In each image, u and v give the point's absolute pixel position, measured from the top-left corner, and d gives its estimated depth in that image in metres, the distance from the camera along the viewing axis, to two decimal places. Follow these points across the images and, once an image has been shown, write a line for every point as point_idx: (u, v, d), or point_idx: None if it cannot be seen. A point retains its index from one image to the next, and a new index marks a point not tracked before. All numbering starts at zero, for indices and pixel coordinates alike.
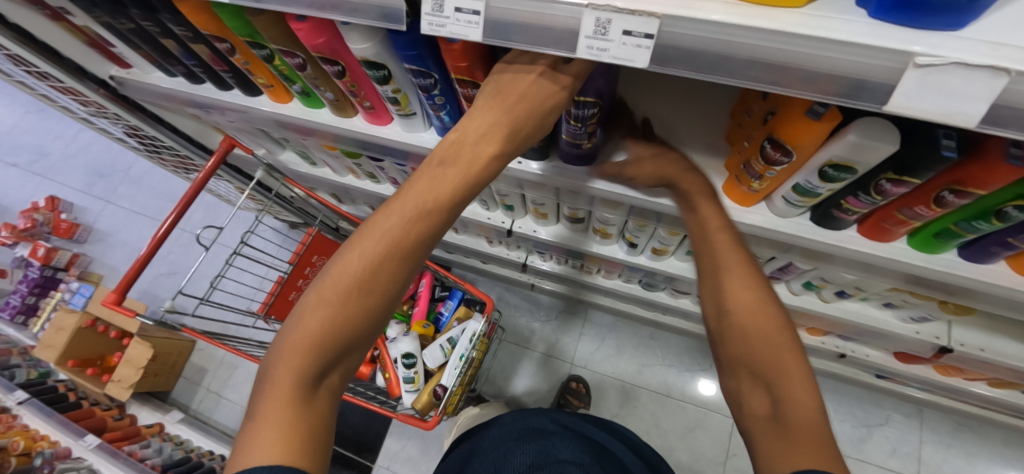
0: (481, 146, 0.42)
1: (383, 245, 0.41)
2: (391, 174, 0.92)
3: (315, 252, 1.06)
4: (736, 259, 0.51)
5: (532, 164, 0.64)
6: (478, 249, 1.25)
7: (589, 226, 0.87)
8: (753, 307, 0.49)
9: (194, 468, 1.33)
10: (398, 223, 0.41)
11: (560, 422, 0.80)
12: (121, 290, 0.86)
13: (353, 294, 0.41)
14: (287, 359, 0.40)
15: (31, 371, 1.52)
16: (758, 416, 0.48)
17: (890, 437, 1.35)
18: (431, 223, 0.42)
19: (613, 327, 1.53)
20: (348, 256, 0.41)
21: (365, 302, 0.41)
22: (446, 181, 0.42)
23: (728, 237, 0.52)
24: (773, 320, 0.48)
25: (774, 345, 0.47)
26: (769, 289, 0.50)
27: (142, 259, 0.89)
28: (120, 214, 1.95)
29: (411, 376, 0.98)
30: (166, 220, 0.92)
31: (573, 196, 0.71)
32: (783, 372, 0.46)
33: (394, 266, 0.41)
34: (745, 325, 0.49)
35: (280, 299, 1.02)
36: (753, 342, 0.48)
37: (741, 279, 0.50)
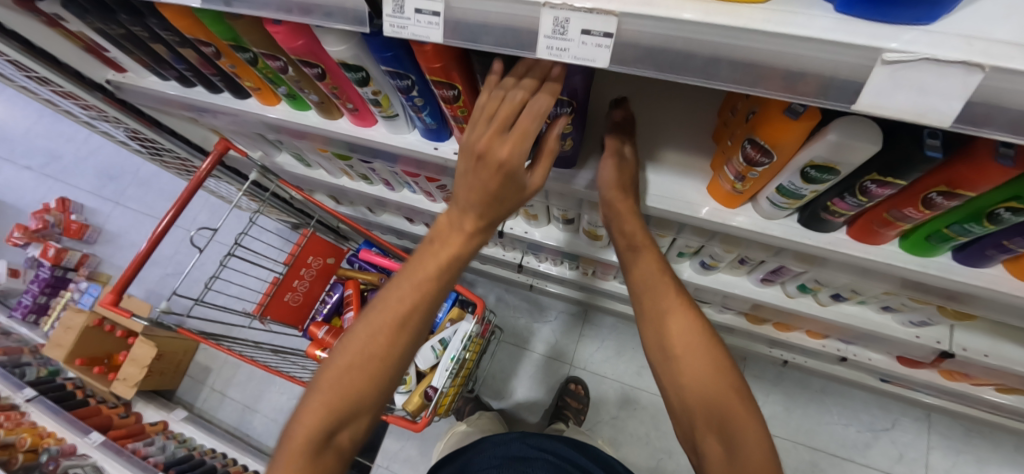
0: (469, 220, 0.46)
1: (393, 311, 0.46)
2: (383, 176, 0.91)
3: (311, 253, 1.06)
4: (672, 302, 0.54)
5: None
6: (474, 250, 1.24)
7: (580, 228, 0.86)
8: (692, 348, 0.51)
9: (196, 466, 1.32)
10: (406, 293, 0.46)
11: (540, 447, 0.79)
12: (117, 290, 0.87)
13: (370, 355, 0.45)
14: (305, 416, 0.43)
15: (41, 369, 1.57)
16: (715, 464, 0.47)
17: (897, 442, 1.32)
18: (434, 288, 0.47)
19: (613, 328, 1.51)
20: (372, 319, 0.46)
21: (378, 362, 0.45)
22: (445, 248, 0.47)
23: (663, 278, 0.56)
24: (715, 361, 0.50)
25: (712, 383, 0.49)
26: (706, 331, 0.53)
27: (138, 259, 0.90)
28: (128, 215, 1.99)
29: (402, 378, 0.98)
30: (162, 220, 0.94)
31: (561, 198, 0.71)
32: (732, 417, 0.47)
33: (404, 325, 0.46)
34: (684, 360, 0.51)
35: (276, 300, 1.03)
36: (698, 383, 0.50)
37: (680, 319, 0.53)
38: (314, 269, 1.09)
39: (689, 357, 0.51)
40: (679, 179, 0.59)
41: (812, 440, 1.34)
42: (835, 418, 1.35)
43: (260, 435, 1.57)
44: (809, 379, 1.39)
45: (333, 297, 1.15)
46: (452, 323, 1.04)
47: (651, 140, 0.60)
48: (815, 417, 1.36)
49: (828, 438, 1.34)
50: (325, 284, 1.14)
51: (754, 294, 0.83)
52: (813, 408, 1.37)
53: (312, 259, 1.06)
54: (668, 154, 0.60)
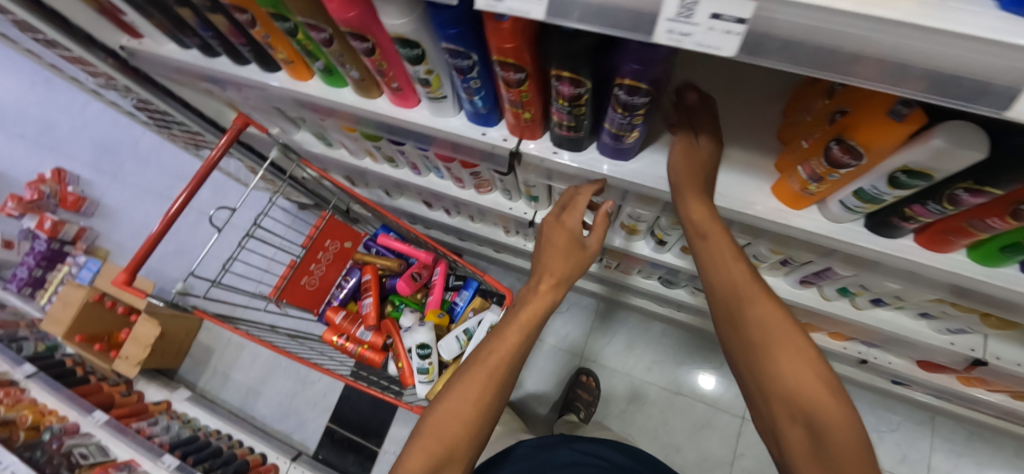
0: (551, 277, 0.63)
1: (506, 343, 0.58)
2: (411, 160, 0.87)
3: (329, 236, 1.03)
4: (749, 285, 0.52)
5: (564, 156, 0.59)
6: (494, 239, 1.21)
7: (617, 221, 0.83)
8: (772, 330, 0.50)
9: (202, 448, 1.29)
10: (509, 335, 0.59)
11: (588, 453, 0.79)
12: (130, 270, 0.83)
13: (484, 382, 0.55)
14: (429, 436, 0.53)
15: (38, 345, 1.53)
16: (799, 452, 0.46)
17: (899, 443, 1.34)
18: (530, 326, 0.60)
19: (626, 321, 1.51)
20: (483, 356, 0.58)
21: (491, 388, 0.56)
22: (538, 296, 0.61)
23: (742, 264, 0.53)
24: (796, 346, 0.49)
25: (789, 362, 0.48)
26: (781, 311, 0.51)
27: (152, 238, 0.87)
28: (127, 189, 1.93)
29: (424, 367, 0.94)
30: (178, 198, 0.90)
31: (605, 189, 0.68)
32: (816, 406, 0.45)
33: (508, 355, 0.57)
34: (763, 340, 0.50)
35: (293, 284, 1.00)
36: (773, 361, 0.49)
37: (762, 307, 0.51)
38: (331, 253, 1.06)
39: (771, 344, 0.49)
40: (740, 177, 0.56)
41: None
42: None
43: (264, 417, 1.55)
44: None
45: (350, 282, 1.12)
46: (474, 312, 1.02)
47: None
48: None
49: None
50: (341, 269, 1.11)
51: (789, 296, 0.83)
52: None
53: (330, 242, 1.03)
54: (728, 150, 0.57)
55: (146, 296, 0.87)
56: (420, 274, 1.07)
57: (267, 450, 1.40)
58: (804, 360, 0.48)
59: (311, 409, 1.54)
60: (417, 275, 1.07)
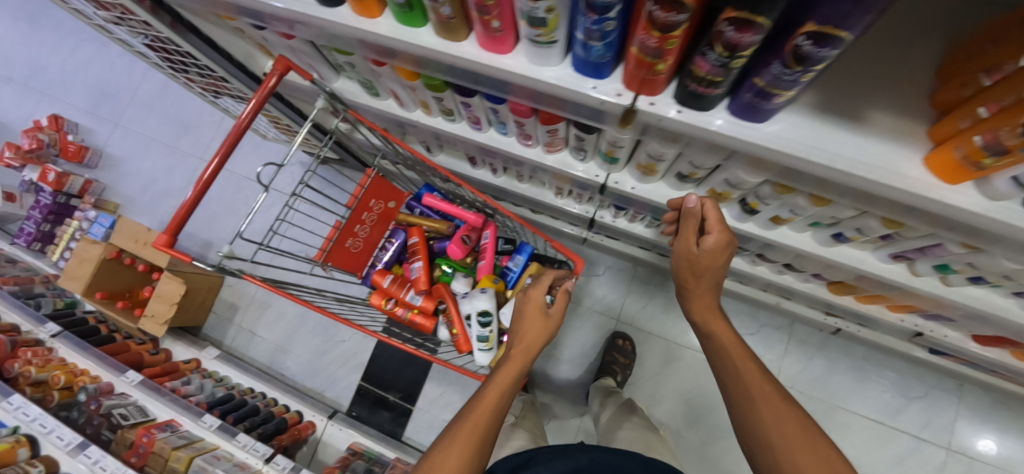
0: (519, 343, 0.72)
1: (491, 393, 0.62)
2: (475, 113, 0.78)
3: (374, 196, 0.96)
4: (727, 339, 0.59)
5: (671, 108, 0.51)
6: (541, 201, 1.13)
7: (704, 186, 0.74)
8: (762, 387, 0.53)
9: (238, 407, 1.29)
10: (499, 382, 0.64)
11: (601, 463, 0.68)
12: (172, 231, 0.77)
13: (479, 425, 0.58)
14: None
15: (57, 302, 1.49)
16: None
17: (925, 409, 1.36)
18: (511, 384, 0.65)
19: (664, 285, 1.46)
20: (478, 399, 0.62)
21: (483, 431, 0.58)
22: (514, 364, 0.68)
23: (722, 325, 0.60)
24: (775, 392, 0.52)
25: (780, 420, 0.50)
26: (768, 375, 0.54)
27: (191, 200, 0.79)
28: (131, 138, 1.82)
29: (484, 335, 0.92)
30: (212, 160, 0.81)
31: (712, 154, 0.60)
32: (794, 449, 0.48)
33: (497, 406, 0.61)
34: (727, 354, 0.57)
35: (338, 246, 0.94)
36: (763, 417, 0.51)
37: (744, 363, 0.56)
38: (375, 213, 0.99)
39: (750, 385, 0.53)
40: (886, 146, 0.50)
41: (847, 403, 1.38)
42: (870, 384, 1.38)
43: (295, 374, 1.55)
44: (852, 347, 1.40)
45: (394, 244, 1.07)
46: (531, 279, 0.98)
47: (855, 97, 0.51)
48: (853, 382, 1.39)
49: (862, 402, 1.38)
50: (384, 229, 1.05)
51: (877, 271, 0.78)
52: (852, 374, 1.39)
53: (374, 201, 0.96)
54: (875, 115, 0.50)
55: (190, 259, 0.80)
56: (470, 237, 1.03)
57: (302, 408, 1.40)
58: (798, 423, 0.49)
59: (342, 367, 1.54)
60: (467, 238, 1.03)
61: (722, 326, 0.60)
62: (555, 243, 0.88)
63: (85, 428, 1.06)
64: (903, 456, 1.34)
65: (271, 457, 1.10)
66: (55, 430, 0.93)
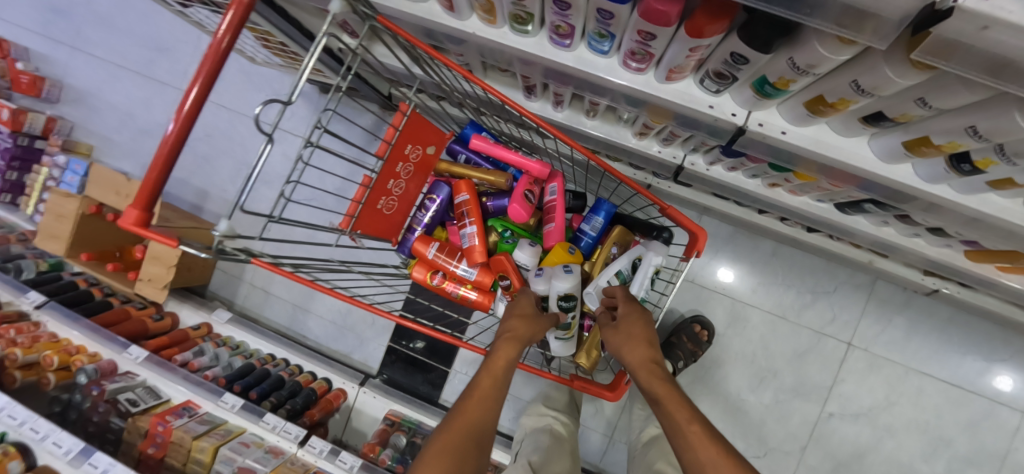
0: (508, 335, 0.64)
1: (484, 385, 0.57)
2: (569, 20, 0.52)
3: (410, 140, 0.74)
4: (667, 392, 0.56)
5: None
6: (617, 143, 0.90)
7: (905, 131, 0.51)
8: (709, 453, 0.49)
9: (261, 380, 1.16)
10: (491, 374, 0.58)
11: None
12: (145, 205, 0.56)
13: (473, 420, 0.53)
14: None
15: (40, 263, 1.32)
16: None
17: (1008, 372, 1.23)
18: (501, 386, 0.57)
19: (730, 239, 1.31)
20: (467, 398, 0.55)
21: (477, 431, 0.52)
22: (506, 358, 0.60)
23: (663, 382, 0.57)
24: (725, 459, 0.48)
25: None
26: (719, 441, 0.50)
27: (170, 153, 0.53)
28: (94, 66, 1.55)
29: (567, 323, 0.73)
30: (190, 89, 0.51)
31: (987, 87, 0.37)
32: None
33: (486, 411, 0.54)
34: (672, 415, 0.53)
35: (369, 208, 0.74)
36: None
37: (692, 426, 0.52)
38: (412, 163, 0.78)
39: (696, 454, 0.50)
40: None
41: (925, 367, 1.26)
42: (953, 347, 1.24)
43: (317, 336, 1.43)
44: (936, 307, 1.25)
45: (436, 202, 0.85)
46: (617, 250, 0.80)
47: None
48: (934, 346, 1.25)
49: (942, 366, 1.25)
50: (423, 182, 0.84)
51: None
52: (934, 336, 1.25)
53: (410, 148, 0.75)
54: None
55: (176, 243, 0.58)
56: (533, 192, 0.80)
57: (330, 375, 1.27)
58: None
59: (369, 329, 1.40)
60: (529, 195, 0.80)
61: (661, 378, 0.57)
62: (664, 208, 0.69)
63: (92, 414, 0.97)
64: (976, 422, 1.24)
65: (305, 439, 0.99)
66: (52, 435, 0.79)
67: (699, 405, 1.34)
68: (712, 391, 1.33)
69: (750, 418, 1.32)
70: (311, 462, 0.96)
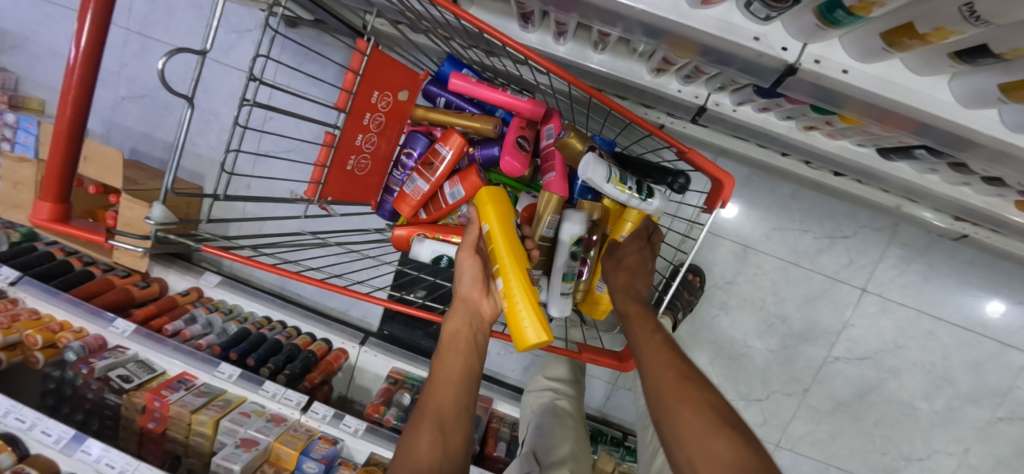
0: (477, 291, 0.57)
1: (462, 336, 0.56)
2: None
3: (375, 86, 0.64)
4: (633, 308, 0.58)
5: None
6: (628, 81, 0.76)
7: (999, 69, 0.40)
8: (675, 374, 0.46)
9: (257, 345, 1.13)
10: (448, 348, 0.55)
11: None
12: (59, 196, 0.47)
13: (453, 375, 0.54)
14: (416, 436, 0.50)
15: (12, 233, 1.25)
16: (678, 430, 0.42)
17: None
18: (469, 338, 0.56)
19: (746, 182, 1.21)
20: (433, 389, 0.53)
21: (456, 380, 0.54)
22: (461, 315, 0.56)
23: (635, 305, 0.58)
24: (676, 360, 0.49)
25: (683, 402, 0.44)
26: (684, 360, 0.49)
27: (79, 88, 0.43)
28: (22, 3, 1.34)
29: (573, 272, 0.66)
30: (85, 11, 0.41)
31: None
32: (677, 390, 0.45)
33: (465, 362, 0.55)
34: (636, 323, 0.56)
35: (337, 172, 0.66)
36: (663, 400, 0.45)
37: (647, 328, 0.54)
38: (382, 112, 0.68)
39: (654, 350, 0.51)
40: None
41: (939, 311, 1.23)
42: (971, 290, 1.20)
43: (312, 295, 1.39)
44: (962, 249, 1.18)
45: (414, 157, 0.74)
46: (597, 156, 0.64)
47: None
48: (951, 290, 1.21)
49: (956, 310, 1.22)
50: (398, 132, 0.74)
51: None
52: (953, 281, 1.20)
53: (376, 93, 0.65)
54: None
55: (110, 238, 0.52)
56: (526, 139, 0.69)
57: (329, 336, 1.25)
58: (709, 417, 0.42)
59: None
60: (522, 141, 0.68)
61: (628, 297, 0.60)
62: (685, 152, 0.59)
63: (86, 391, 0.95)
64: (982, 361, 1.24)
65: (307, 404, 0.98)
66: (39, 424, 0.78)
67: (704, 351, 1.33)
68: (718, 336, 1.32)
69: (755, 362, 1.32)
70: (315, 427, 0.96)
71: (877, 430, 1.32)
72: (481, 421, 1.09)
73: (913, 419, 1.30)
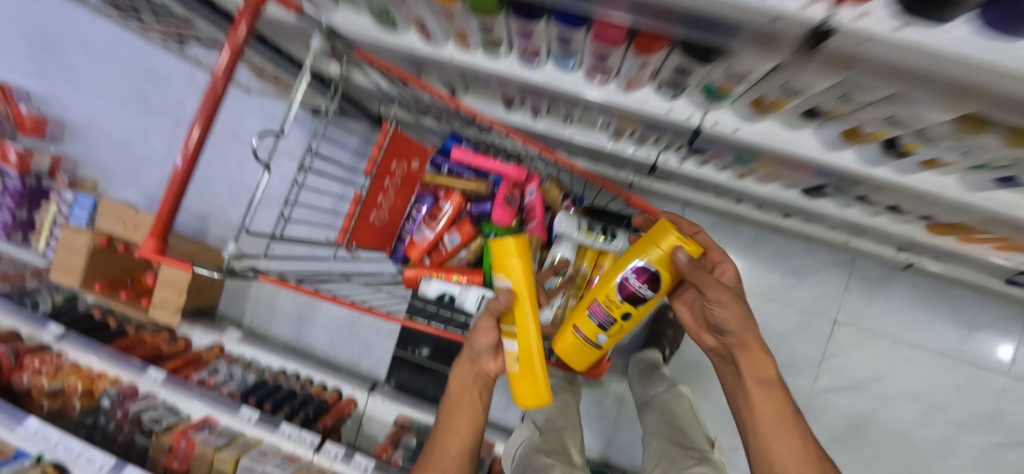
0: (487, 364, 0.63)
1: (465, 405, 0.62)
2: (535, 45, 0.58)
3: (394, 156, 0.80)
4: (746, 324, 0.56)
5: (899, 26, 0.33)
6: (593, 146, 0.95)
7: (831, 124, 0.59)
8: (763, 411, 0.52)
9: (274, 392, 1.21)
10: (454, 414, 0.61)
11: None
12: (160, 235, 0.61)
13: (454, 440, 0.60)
14: None
15: (55, 296, 1.36)
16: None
17: (992, 338, 1.29)
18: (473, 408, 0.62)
19: (713, 228, 1.36)
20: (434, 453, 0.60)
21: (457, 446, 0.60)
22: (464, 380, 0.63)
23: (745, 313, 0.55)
24: (782, 406, 0.52)
25: (782, 441, 0.50)
26: (772, 387, 0.53)
27: (185, 168, 0.60)
28: (92, 103, 1.61)
29: (551, 285, 0.81)
30: (194, 127, 0.59)
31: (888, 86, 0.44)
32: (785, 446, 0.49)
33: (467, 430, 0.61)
34: (746, 342, 0.54)
35: (361, 222, 0.80)
36: (769, 452, 0.50)
37: (758, 356, 0.54)
38: (398, 177, 0.84)
39: (762, 390, 0.53)
40: None
41: (910, 338, 1.31)
42: (935, 317, 1.30)
43: (325, 348, 1.48)
44: (917, 278, 1.30)
45: (423, 211, 0.91)
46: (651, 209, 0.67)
47: None
48: (916, 318, 1.31)
49: (926, 337, 1.31)
50: (410, 192, 0.90)
51: None
52: (916, 309, 1.31)
53: (396, 162, 0.81)
54: None
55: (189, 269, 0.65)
56: (514, 196, 0.86)
57: (339, 384, 1.33)
58: (804, 454, 0.49)
59: (374, 336, 1.46)
60: (510, 198, 0.86)
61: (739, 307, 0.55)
62: None
63: (116, 435, 1.03)
64: (963, 386, 1.30)
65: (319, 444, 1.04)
66: (86, 452, 0.87)
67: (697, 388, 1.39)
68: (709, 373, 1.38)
69: None
70: (327, 466, 1.01)
71: (877, 464, 1.33)
72: (484, 461, 1.14)
73: (911, 449, 1.32)
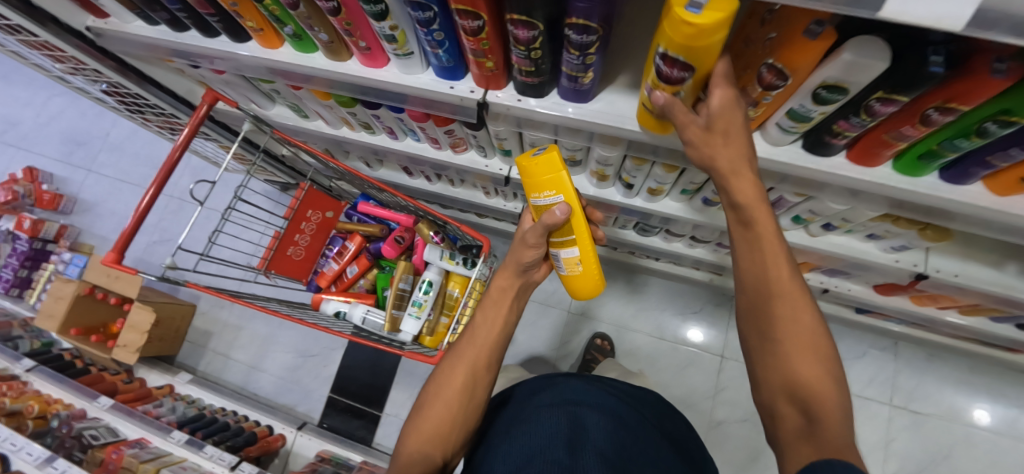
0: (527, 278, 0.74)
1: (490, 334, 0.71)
2: (387, 124, 0.89)
3: (310, 206, 1.08)
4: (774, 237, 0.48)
5: (532, 102, 0.62)
6: (474, 202, 1.22)
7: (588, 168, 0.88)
8: (802, 317, 0.46)
9: (210, 424, 1.33)
10: (479, 341, 0.70)
11: None
12: (120, 249, 0.85)
13: (478, 359, 0.68)
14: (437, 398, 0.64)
15: (34, 342, 1.54)
16: (793, 417, 0.44)
17: (867, 367, 1.42)
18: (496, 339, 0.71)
19: (609, 275, 1.58)
20: (469, 367, 0.68)
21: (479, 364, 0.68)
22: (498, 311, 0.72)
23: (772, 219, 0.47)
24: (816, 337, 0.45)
25: (808, 365, 0.44)
26: (809, 297, 0.47)
27: (140, 214, 0.87)
28: (104, 183, 1.95)
29: (419, 300, 0.99)
30: (148, 190, 0.87)
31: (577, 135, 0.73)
32: (811, 372, 0.44)
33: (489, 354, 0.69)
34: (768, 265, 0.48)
35: (279, 254, 1.05)
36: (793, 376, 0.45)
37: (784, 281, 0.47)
38: (314, 223, 1.10)
39: (788, 319, 0.46)
40: None
41: None
42: None
43: (268, 392, 1.61)
44: None
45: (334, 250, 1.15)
46: (664, 55, 0.42)
47: None
48: None
49: None
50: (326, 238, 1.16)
51: None
52: None
53: (311, 211, 1.08)
54: None
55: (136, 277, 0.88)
56: (403, 237, 1.10)
57: (272, 422, 1.44)
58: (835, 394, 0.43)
59: (314, 380, 1.59)
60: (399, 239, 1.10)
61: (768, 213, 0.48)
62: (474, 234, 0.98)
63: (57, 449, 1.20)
64: None
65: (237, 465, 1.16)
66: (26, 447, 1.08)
67: None
68: None
69: None
70: None
71: None
72: None
73: None
